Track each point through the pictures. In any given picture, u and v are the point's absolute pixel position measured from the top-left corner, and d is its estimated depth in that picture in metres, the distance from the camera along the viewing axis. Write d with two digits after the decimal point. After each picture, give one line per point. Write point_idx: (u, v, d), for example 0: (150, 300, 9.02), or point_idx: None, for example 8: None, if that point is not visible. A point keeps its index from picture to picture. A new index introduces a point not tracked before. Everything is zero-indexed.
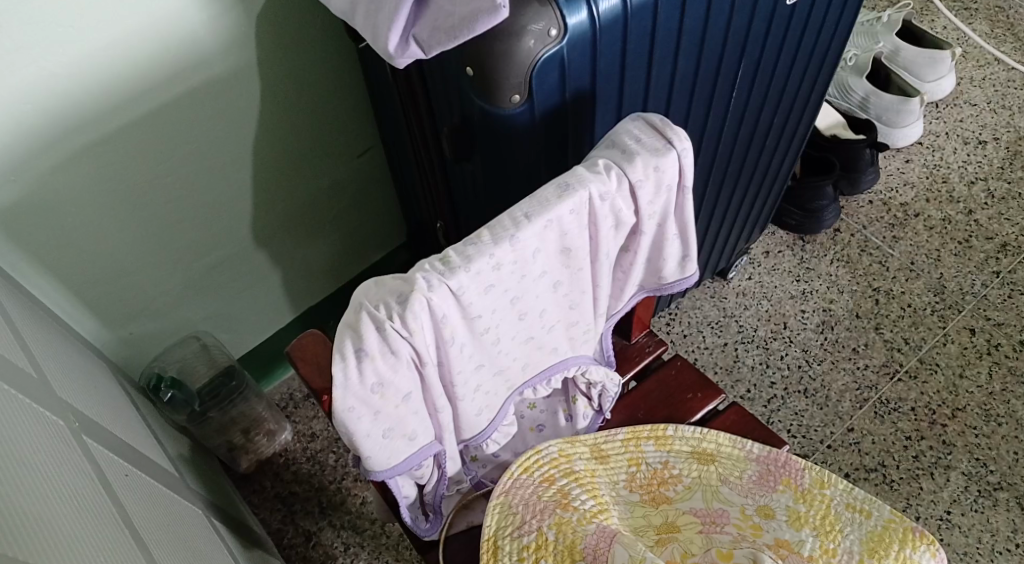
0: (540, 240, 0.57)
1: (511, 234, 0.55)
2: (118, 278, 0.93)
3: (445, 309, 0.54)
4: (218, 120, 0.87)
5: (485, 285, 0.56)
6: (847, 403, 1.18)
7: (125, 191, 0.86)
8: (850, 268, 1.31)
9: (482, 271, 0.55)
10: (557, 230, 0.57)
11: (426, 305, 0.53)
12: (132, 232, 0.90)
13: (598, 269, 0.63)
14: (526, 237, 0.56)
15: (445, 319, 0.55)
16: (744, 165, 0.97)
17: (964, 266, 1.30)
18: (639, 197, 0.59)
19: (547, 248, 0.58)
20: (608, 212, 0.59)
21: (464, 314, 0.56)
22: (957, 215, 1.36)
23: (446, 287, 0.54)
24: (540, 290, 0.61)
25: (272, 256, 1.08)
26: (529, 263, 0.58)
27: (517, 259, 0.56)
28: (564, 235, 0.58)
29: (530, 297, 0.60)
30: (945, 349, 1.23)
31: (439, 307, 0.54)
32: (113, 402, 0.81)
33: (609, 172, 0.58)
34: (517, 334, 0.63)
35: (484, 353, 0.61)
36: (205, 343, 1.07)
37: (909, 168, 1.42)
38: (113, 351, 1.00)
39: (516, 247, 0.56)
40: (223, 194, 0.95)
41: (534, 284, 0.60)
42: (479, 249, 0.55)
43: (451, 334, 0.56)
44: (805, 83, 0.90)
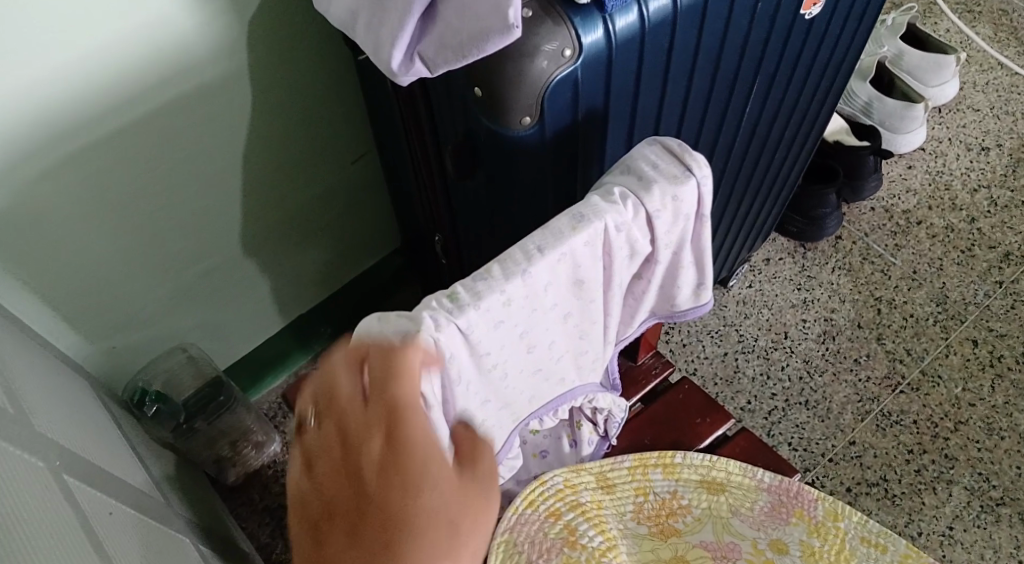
0: (550, 276, 0.53)
1: (522, 269, 0.52)
2: (103, 291, 0.89)
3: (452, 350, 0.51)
4: (208, 128, 0.83)
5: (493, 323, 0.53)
6: (849, 415, 1.17)
7: (111, 203, 0.82)
8: (852, 275, 1.29)
9: (491, 308, 0.52)
10: (570, 263, 0.54)
11: (433, 347, 0.50)
12: (117, 243, 0.86)
13: (612, 298, 0.60)
14: (537, 271, 0.53)
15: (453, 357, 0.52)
16: (752, 178, 0.94)
17: (966, 275, 1.28)
18: (656, 228, 0.56)
19: (560, 282, 0.55)
20: (623, 243, 0.56)
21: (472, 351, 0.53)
22: (960, 223, 1.34)
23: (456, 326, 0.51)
24: (551, 322, 0.57)
25: (262, 265, 1.04)
26: (540, 297, 0.54)
27: (528, 294, 0.53)
28: (577, 267, 0.55)
29: (539, 330, 0.57)
30: (947, 360, 1.21)
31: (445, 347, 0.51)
32: (98, 429, 0.77)
33: (625, 202, 0.55)
34: (525, 367, 0.59)
35: (491, 387, 0.58)
36: (192, 355, 1.03)
37: (911, 175, 1.39)
38: (97, 366, 0.96)
39: (529, 284, 0.53)
40: (212, 204, 0.91)
41: (544, 316, 0.56)
42: (488, 284, 0.52)
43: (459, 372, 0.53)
44: (817, 97, 0.88)
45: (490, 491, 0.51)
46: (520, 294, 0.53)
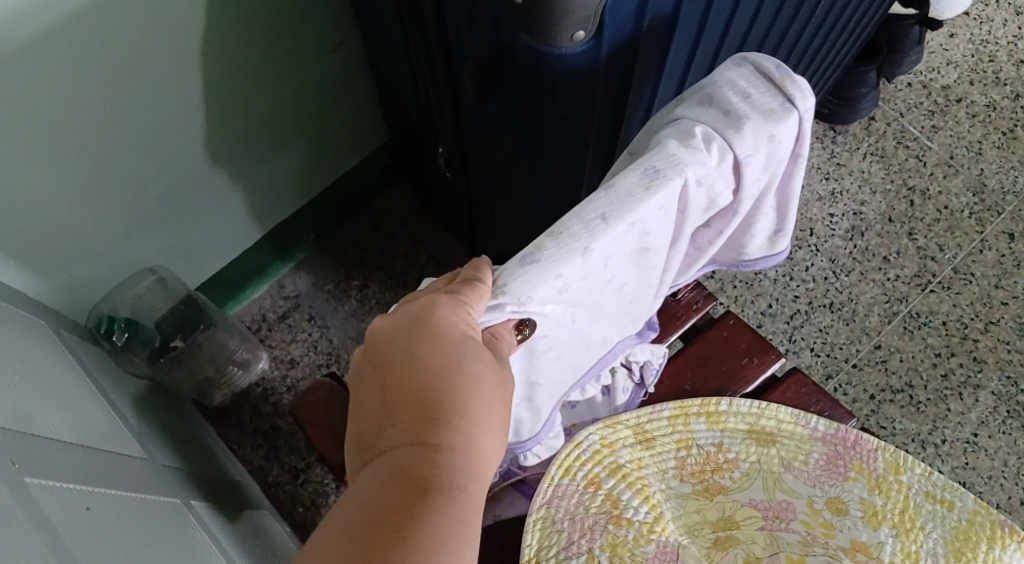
0: (614, 245, 0.43)
1: (583, 247, 0.41)
2: (47, 220, 0.75)
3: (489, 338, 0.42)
4: (152, 22, 0.66)
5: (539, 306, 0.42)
6: (876, 318, 1.10)
7: (41, 121, 0.67)
8: (884, 163, 1.18)
9: (544, 296, 0.42)
10: (638, 232, 0.43)
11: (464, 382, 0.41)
12: (56, 166, 0.71)
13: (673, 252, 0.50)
14: (602, 242, 0.42)
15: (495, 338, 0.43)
16: (809, 63, 0.81)
17: (1006, 161, 1.18)
18: (744, 176, 0.44)
19: (624, 246, 0.44)
20: (702, 199, 0.45)
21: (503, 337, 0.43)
22: (1002, 100, 1.22)
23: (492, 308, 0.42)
24: (606, 293, 0.47)
25: (232, 174, 0.90)
26: (600, 272, 0.44)
27: (586, 273, 0.43)
28: (644, 235, 0.44)
29: (592, 303, 0.47)
30: (980, 257, 1.13)
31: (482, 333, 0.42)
32: (57, 389, 0.67)
33: (709, 145, 0.43)
34: (573, 341, 0.50)
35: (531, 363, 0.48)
36: (162, 277, 0.93)
37: (953, 45, 1.25)
38: (51, 299, 0.84)
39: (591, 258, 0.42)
40: (168, 111, 0.76)
41: (602, 290, 0.46)
42: (537, 263, 0.40)
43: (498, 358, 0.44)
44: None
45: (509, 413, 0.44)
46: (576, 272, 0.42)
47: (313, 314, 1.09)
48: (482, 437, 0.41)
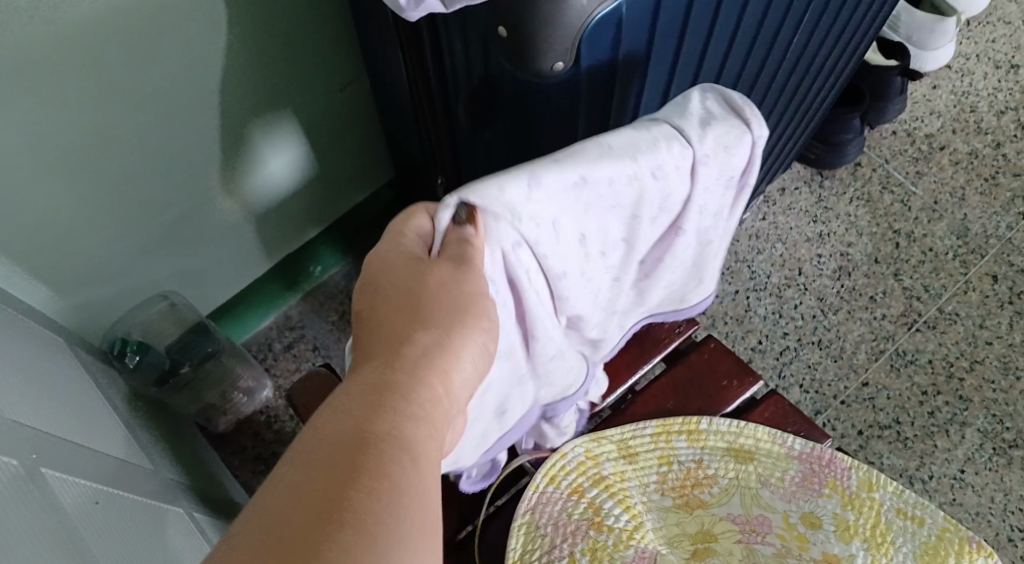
0: (566, 196, 0.47)
1: (533, 172, 0.45)
2: (69, 240, 0.80)
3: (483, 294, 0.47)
4: (175, 57, 0.72)
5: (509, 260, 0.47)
6: (863, 355, 1.13)
7: (67, 145, 0.72)
8: (870, 207, 1.23)
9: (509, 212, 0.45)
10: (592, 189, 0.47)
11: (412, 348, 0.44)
12: (80, 189, 0.77)
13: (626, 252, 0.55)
14: (561, 192, 0.46)
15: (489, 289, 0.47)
16: (791, 103, 0.87)
17: (989, 206, 1.22)
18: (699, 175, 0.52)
19: (594, 212, 0.49)
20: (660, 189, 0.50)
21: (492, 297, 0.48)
22: (984, 149, 1.26)
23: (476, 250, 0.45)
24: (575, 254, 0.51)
25: (244, 204, 0.95)
26: (560, 213, 0.48)
27: (543, 206, 0.46)
28: (601, 194, 0.48)
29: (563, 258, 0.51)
30: (965, 297, 1.16)
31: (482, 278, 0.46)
32: (70, 396, 0.71)
33: (673, 141, 0.50)
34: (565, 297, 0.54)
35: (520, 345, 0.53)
36: (174, 303, 0.97)
37: (936, 96, 1.31)
38: (66, 318, 0.88)
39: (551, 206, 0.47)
40: (186, 140, 0.81)
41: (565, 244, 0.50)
42: (492, 181, 0.44)
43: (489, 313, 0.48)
44: (864, 13, 0.79)
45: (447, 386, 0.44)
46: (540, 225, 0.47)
47: (316, 344, 1.14)
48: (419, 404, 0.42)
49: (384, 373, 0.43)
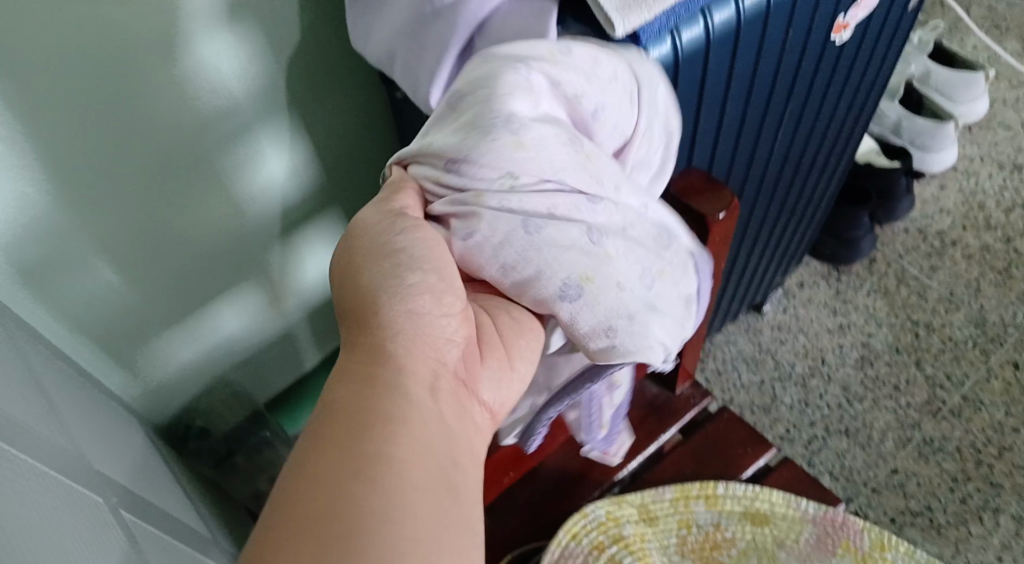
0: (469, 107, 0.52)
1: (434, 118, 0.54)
2: (147, 329, 0.90)
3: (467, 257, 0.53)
4: (245, 166, 0.85)
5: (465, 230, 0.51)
6: (891, 442, 1.15)
7: (157, 244, 0.83)
8: (887, 299, 1.28)
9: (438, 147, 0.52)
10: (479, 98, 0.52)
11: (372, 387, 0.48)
12: (161, 283, 0.87)
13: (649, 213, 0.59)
14: (492, 146, 0.50)
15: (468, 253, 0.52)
16: (794, 184, 0.97)
17: (1005, 297, 1.26)
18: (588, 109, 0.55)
19: (523, 111, 0.52)
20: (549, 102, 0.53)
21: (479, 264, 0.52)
22: (995, 243, 1.32)
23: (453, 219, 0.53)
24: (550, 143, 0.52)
25: (297, 298, 1.05)
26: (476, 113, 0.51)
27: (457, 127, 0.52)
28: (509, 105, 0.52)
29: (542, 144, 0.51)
30: (988, 385, 1.19)
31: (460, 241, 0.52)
32: (141, 461, 0.78)
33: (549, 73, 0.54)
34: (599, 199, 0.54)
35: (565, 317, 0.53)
36: (234, 391, 1.05)
37: (945, 195, 1.38)
38: (141, 406, 0.96)
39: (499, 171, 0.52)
40: (252, 239, 0.92)
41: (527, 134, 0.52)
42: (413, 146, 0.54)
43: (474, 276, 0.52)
44: (849, 102, 0.91)
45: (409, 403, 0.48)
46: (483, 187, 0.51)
47: None
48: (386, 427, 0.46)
49: (364, 382, 0.48)
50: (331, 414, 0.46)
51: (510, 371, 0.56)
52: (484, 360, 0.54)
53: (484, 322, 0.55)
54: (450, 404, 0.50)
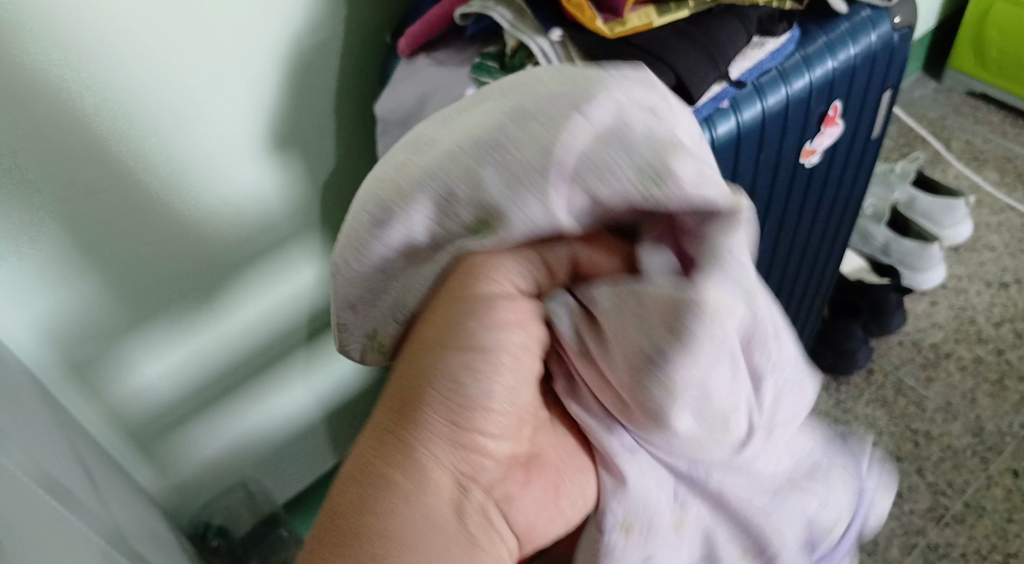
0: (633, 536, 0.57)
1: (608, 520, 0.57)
2: (179, 428, 0.95)
3: (664, 393, 0.49)
4: (281, 276, 0.93)
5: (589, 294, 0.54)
6: (897, 549, 1.16)
7: (198, 347, 0.90)
8: (886, 409, 1.33)
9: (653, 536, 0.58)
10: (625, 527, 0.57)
11: (421, 412, 0.55)
12: (199, 384, 0.94)
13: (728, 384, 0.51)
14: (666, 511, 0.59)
15: (613, 321, 0.51)
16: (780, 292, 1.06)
17: (1000, 407, 1.31)
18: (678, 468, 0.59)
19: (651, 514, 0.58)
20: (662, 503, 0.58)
21: (616, 432, 0.57)
22: (988, 355, 1.38)
23: (670, 245, 0.52)
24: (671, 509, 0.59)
25: (320, 401, 1.11)
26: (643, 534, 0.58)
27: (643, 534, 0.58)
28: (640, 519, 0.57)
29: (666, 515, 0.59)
30: (989, 492, 1.21)
31: (622, 310, 0.51)
32: (168, 548, 0.83)
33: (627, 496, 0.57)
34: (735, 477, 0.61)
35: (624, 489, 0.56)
36: (250, 490, 1.09)
37: (935, 310, 1.45)
38: (164, 499, 1.00)
39: (546, 185, 0.49)
40: (284, 342, 1.00)
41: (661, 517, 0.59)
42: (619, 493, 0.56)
43: (596, 421, 0.57)
44: (824, 218, 1.01)
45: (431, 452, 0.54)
46: (344, 245, 0.55)
47: None
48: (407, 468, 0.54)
49: (417, 397, 0.55)
50: (351, 482, 0.54)
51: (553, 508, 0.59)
52: (526, 484, 0.59)
53: (546, 443, 0.59)
54: (473, 516, 0.55)
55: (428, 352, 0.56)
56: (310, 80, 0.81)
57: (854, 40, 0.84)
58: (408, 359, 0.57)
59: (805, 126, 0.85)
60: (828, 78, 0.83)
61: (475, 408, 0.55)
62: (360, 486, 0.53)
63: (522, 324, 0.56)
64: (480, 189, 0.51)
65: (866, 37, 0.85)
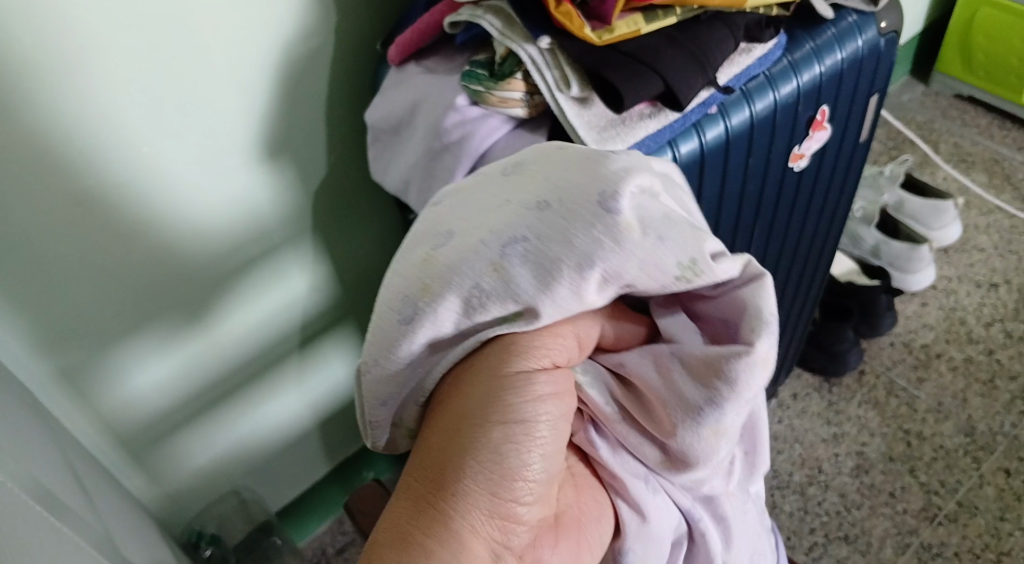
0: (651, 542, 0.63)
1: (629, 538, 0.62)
2: (172, 437, 0.95)
3: (702, 434, 0.56)
4: (273, 284, 0.94)
5: (618, 361, 0.61)
6: (890, 549, 1.17)
7: (190, 355, 0.91)
8: (879, 409, 1.33)
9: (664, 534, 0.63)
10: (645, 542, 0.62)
11: (460, 483, 0.57)
12: (192, 392, 0.94)
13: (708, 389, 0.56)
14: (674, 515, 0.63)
15: (649, 382, 0.58)
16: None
17: (991, 407, 1.32)
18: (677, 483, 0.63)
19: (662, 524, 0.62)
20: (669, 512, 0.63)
21: (619, 456, 0.62)
22: (978, 355, 1.39)
23: (682, 311, 0.60)
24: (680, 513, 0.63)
25: (314, 408, 1.12)
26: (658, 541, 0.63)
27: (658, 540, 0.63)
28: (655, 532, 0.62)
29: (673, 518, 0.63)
30: (981, 491, 1.22)
31: (661, 373, 0.58)
32: (162, 558, 0.83)
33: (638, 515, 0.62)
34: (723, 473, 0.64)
35: (643, 521, 0.62)
36: (244, 498, 1.09)
37: (926, 312, 1.46)
38: (157, 508, 1.00)
39: (582, 274, 0.53)
40: (277, 350, 1.00)
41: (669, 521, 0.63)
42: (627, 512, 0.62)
43: (627, 469, 0.62)
44: (814, 222, 1.02)
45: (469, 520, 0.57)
46: (375, 345, 0.57)
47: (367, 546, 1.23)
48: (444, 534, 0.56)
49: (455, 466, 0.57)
50: (388, 544, 0.56)
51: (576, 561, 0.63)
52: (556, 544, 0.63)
53: (572, 503, 0.64)
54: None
55: (467, 425, 0.58)
56: (302, 89, 0.82)
57: (841, 46, 0.85)
58: (445, 429, 0.59)
59: (793, 131, 0.86)
60: (815, 82, 0.84)
61: (514, 479, 0.58)
62: (403, 552, 0.55)
63: (558, 396, 0.59)
64: (511, 286, 0.53)
65: (853, 42, 0.86)
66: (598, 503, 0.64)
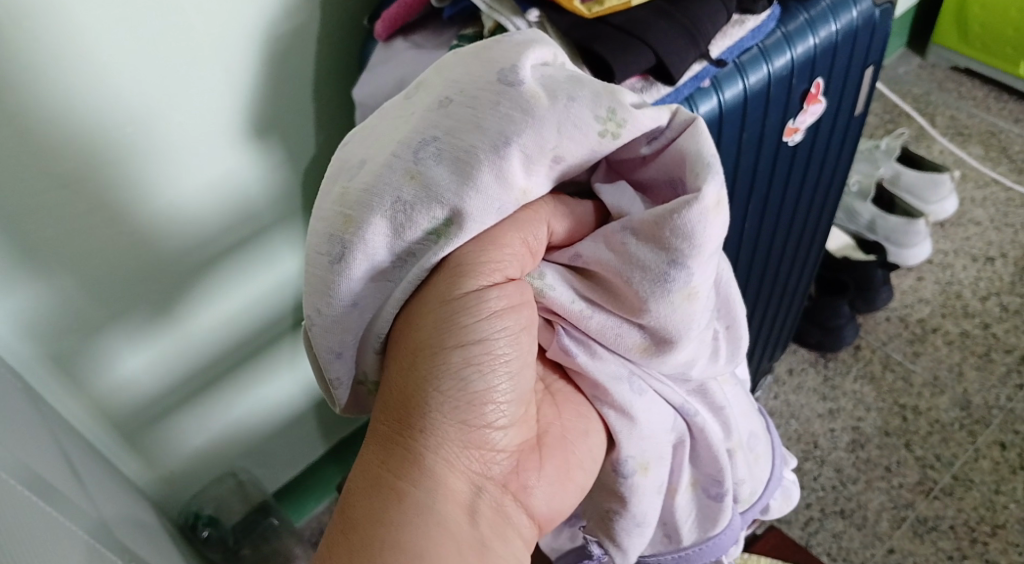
0: (646, 441, 0.67)
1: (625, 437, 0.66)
2: (164, 418, 0.94)
3: (673, 296, 0.59)
4: (263, 264, 0.93)
5: (573, 254, 0.63)
6: (886, 523, 1.17)
7: (180, 336, 0.90)
8: (874, 384, 1.33)
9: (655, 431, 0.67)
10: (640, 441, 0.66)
11: (429, 422, 0.58)
12: (183, 373, 0.93)
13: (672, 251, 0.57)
14: (662, 416, 0.68)
15: (607, 261, 0.60)
16: (766, 271, 1.06)
17: (986, 380, 1.32)
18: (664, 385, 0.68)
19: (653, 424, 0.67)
20: (660, 412, 0.67)
21: (592, 350, 0.64)
22: (974, 329, 1.38)
23: (623, 181, 0.63)
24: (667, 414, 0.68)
25: (308, 389, 1.11)
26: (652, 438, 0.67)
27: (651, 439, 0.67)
28: (647, 431, 0.66)
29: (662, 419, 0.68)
30: (977, 465, 1.22)
31: (615, 249, 0.59)
32: (158, 541, 0.83)
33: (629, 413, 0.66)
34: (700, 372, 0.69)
35: (632, 422, 0.66)
36: (240, 480, 1.09)
37: (922, 286, 1.46)
38: (153, 491, 1.00)
39: (500, 154, 0.54)
40: (268, 331, 0.99)
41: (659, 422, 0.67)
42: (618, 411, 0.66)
43: (604, 370, 0.64)
44: (809, 196, 1.01)
45: (444, 456, 0.58)
46: (312, 294, 0.56)
47: None
48: (420, 473, 0.58)
49: (419, 406, 0.58)
50: (366, 488, 0.58)
51: (564, 483, 0.66)
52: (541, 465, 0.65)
53: (553, 423, 0.67)
54: (488, 507, 0.61)
55: (425, 366, 0.58)
56: (288, 66, 0.80)
57: (835, 17, 0.83)
58: (402, 368, 0.59)
59: (788, 105, 0.84)
60: (809, 55, 0.83)
61: (482, 405, 0.59)
62: (380, 495, 0.57)
63: (514, 308, 0.59)
64: (433, 189, 0.53)
65: (847, 13, 0.84)
66: (580, 416, 0.67)
